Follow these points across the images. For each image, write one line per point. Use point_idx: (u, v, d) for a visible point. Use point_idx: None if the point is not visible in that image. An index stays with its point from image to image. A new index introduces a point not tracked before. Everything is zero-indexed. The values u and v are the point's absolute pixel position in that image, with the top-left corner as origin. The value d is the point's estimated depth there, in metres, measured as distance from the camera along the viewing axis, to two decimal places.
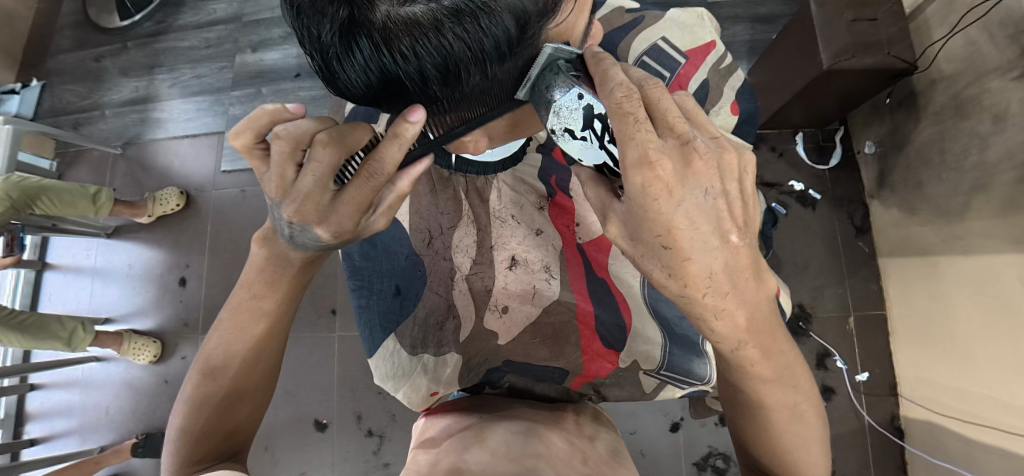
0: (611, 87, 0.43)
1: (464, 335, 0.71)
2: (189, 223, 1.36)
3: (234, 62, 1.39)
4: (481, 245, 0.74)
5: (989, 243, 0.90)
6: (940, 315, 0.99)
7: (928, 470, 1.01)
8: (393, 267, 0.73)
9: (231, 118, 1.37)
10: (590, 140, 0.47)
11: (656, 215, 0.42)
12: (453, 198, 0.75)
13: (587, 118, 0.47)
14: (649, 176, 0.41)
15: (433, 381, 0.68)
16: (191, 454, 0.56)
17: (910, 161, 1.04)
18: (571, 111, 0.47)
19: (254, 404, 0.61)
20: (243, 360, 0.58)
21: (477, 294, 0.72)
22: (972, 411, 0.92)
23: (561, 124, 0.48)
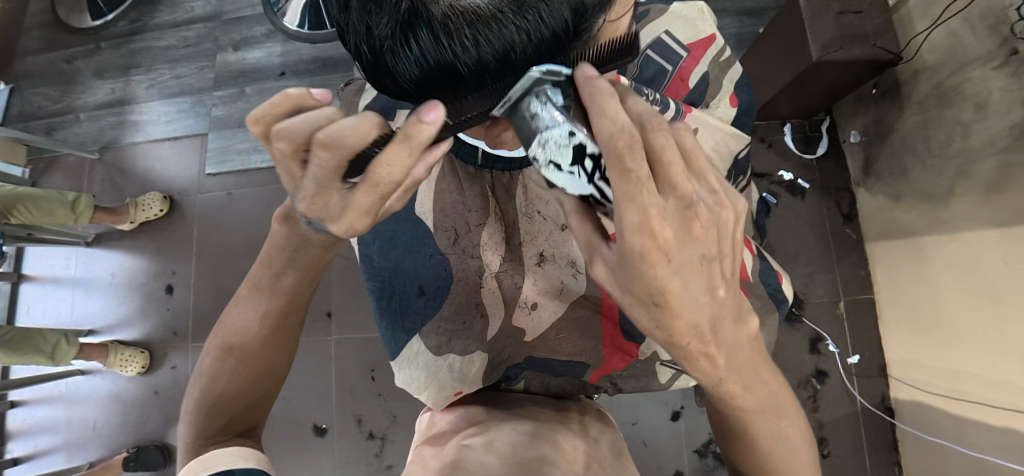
0: (607, 135, 0.38)
1: (494, 332, 0.70)
2: (174, 229, 1.32)
3: (216, 62, 1.35)
4: (509, 242, 0.70)
5: (974, 226, 0.93)
6: (929, 297, 1.02)
7: (919, 447, 1.04)
8: (417, 269, 0.70)
9: (215, 119, 1.33)
10: (578, 174, 0.43)
11: (652, 277, 0.40)
12: (480, 194, 0.70)
13: (576, 154, 0.42)
14: (649, 240, 0.39)
15: (456, 375, 0.68)
16: (209, 429, 0.55)
17: (895, 148, 1.07)
18: (559, 146, 0.42)
19: (272, 380, 0.60)
20: (262, 334, 0.57)
21: (506, 293, 0.70)
22: (960, 388, 0.95)
23: (546, 157, 0.43)
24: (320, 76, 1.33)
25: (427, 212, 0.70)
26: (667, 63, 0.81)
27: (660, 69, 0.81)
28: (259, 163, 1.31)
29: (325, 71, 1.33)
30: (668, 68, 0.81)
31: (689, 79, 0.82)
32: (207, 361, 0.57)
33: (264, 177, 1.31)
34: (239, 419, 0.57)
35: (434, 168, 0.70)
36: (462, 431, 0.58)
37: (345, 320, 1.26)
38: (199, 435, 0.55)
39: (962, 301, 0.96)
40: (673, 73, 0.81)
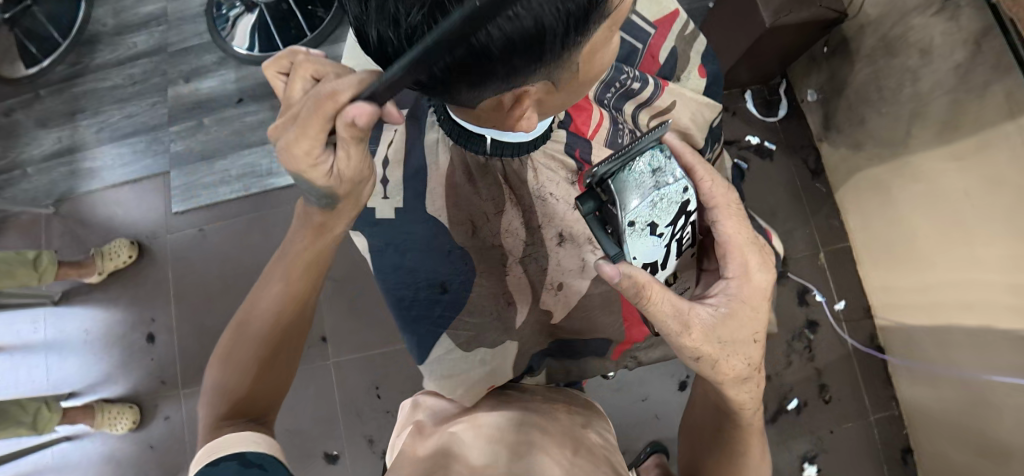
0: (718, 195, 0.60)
1: (523, 319, 0.72)
2: (147, 275, 1.26)
3: (168, 96, 1.31)
4: (529, 226, 0.71)
5: (934, 164, 0.98)
6: (901, 236, 1.08)
7: (911, 377, 1.10)
8: (437, 270, 0.69)
9: (175, 155, 1.28)
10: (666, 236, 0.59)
11: (757, 313, 0.57)
12: (495, 183, 0.69)
13: (677, 215, 0.58)
14: (765, 279, 0.58)
15: (485, 364, 0.69)
16: (224, 413, 0.55)
17: (851, 101, 1.13)
18: (670, 204, 0.56)
19: (280, 369, 0.61)
20: (266, 314, 0.60)
21: (533, 277, 0.72)
22: (939, 316, 1.01)
23: (651, 216, 0.56)
24: None
25: (439, 210, 0.69)
26: (637, 43, 0.82)
27: (632, 49, 0.82)
28: (228, 194, 1.28)
29: None
30: (639, 47, 0.82)
31: (659, 55, 0.84)
32: (225, 343, 0.61)
33: (235, 208, 1.28)
34: (247, 406, 0.57)
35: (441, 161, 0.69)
36: (459, 423, 0.58)
37: (341, 342, 1.23)
38: (214, 418, 0.55)
39: (931, 234, 1.01)
40: (644, 51, 0.83)
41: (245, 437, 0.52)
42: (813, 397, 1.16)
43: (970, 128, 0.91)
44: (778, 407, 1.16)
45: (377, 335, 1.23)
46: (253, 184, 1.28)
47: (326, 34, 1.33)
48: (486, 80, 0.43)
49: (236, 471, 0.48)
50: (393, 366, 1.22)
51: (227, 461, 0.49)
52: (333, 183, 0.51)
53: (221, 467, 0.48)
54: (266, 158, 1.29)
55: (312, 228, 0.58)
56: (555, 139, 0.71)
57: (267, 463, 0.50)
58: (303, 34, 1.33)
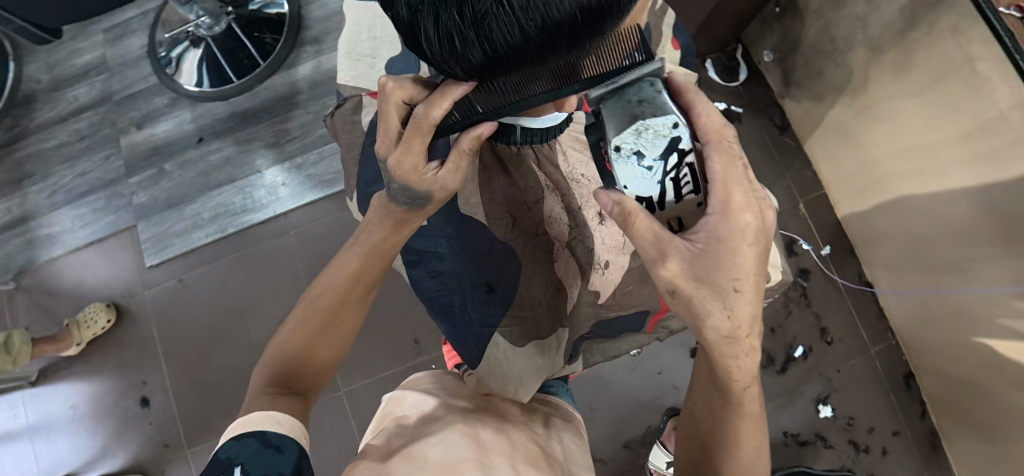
0: (704, 125, 0.51)
1: (574, 301, 0.73)
2: (129, 337, 1.20)
3: (121, 146, 1.27)
4: (570, 209, 0.71)
5: (895, 102, 1.01)
6: (872, 176, 1.12)
7: (901, 305, 1.15)
8: (484, 268, 0.70)
9: (140, 207, 1.24)
10: (655, 171, 0.51)
11: (739, 253, 0.48)
12: (530, 172, 0.70)
13: (667, 148, 0.50)
14: (750, 219, 0.48)
15: (539, 354, 0.70)
16: (271, 377, 0.58)
17: (807, 56, 1.17)
18: (656, 135, 0.50)
19: (334, 348, 0.64)
20: (335, 291, 0.63)
21: (581, 259, 0.72)
22: (918, 246, 1.05)
23: (635, 145, 0.50)
24: (242, 132, 1.28)
25: (476, 207, 0.71)
26: None
27: None
28: (203, 238, 1.24)
29: (246, 125, 1.28)
30: None
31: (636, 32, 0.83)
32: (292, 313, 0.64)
33: (213, 252, 1.24)
34: (293, 377, 0.59)
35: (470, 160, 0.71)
36: (440, 402, 0.65)
37: (347, 371, 1.22)
38: (262, 380, 0.57)
39: (897, 169, 1.05)
40: None
41: (271, 414, 0.51)
42: (816, 341, 1.22)
43: (924, 65, 0.93)
44: (786, 356, 1.22)
45: (383, 356, 1.22)
46: (229, 223, 1.24)
47: (281, 59, 1.29)
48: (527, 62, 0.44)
49: (257, 448, 0.48)
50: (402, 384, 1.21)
51: (249, 437, 0.49)
52: (436, 190, 0.59)
53: (244, 442, 0.48)
54: (238, 195, 1.25)
55: (392, 221, 0.64)
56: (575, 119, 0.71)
57: (286, 445, 0.49)
58: (257, 63, 1.28)
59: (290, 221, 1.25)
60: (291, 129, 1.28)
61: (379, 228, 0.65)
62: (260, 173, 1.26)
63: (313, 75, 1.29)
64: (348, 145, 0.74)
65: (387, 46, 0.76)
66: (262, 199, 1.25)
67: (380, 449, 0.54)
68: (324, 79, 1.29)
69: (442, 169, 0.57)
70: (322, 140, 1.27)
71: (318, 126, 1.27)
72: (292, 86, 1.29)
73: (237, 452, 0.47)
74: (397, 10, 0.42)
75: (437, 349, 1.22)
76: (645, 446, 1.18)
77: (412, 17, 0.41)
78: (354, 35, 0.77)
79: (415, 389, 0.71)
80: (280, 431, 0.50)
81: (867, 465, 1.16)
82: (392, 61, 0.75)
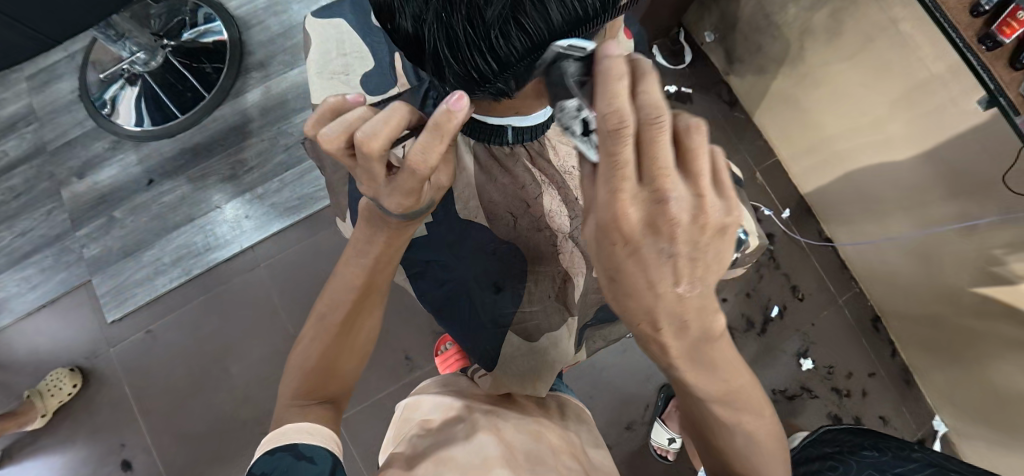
0: (598, 100, 0.35)
1: (581, 290, 0.74)
2: (98, 400, 1.13)
3: (63, 199, 1.20)
4: (567, 201, 0.73)
5: (833, 67, 1.06)
6: (821, 138, 1.18)
7: (859, 255, 1.24)
8: (491, 270, 0.73)
9: (93, 260, 1.18)
10: (592, 144, 0.41)
11: (610, 256, 0.39)
12: (526, 170, 0.72)
13: (583, 129, 0.42)
14: (633, 219, 0.37)
15: (552, 348, 0.73)
16: (299, 388, 0.62)
17: (745, 33, 1.23)
18: (572, 116, 0.43)
19: (354, 358, 0.66)
20: (347, 311, 0.62)
21: (584, 247, 0.73)
22: (870, 199, 1.13)
23: (565, 123, 0.44)
24: (194, 169, 1.22)
25: (474, 211, 0.73)
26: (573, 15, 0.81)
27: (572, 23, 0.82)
28: (167, 284, 1.18)
29: (198, 161, 1.23)
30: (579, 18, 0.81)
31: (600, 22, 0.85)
32: (309, 328, 0.64)
33: (180, 297, 1.18)
34: (318, 386, 0.62)
35: (466, 164, 0.72)
36: (457, 403, 0.67)
37: None
38: (291, 389, 0.62)
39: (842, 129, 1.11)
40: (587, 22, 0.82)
41: (302, 426, 0.56)
42: (789, 299, 1.28)
43: (853, 31, 0.98)
44: (764, 317, 1.28)
45: (376, 378, 1.20)
46: (193, 265, 1.19)
47: (227, 89, 1.24)
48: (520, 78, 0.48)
49: (291, 461, 0.52)
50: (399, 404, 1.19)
51: (283, 450, 0.53)
52: (436, 195, 0.56)
53: (278, 456, 0.53)
54: (199, 234, 1.20)
55: (389, 232, 0.58)
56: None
57: (318, 453, 0.53)
58: (201, 95, 1.23)
59: (259, 253, 1.20)
60: (247, 159, 1.23)
61: (373, 241, 0.59)
62: (220, 209, 1.21)
63: (263, 101, 1.25)
64: (336, 164, 0.77)
65: (358, 61, 0.80)
66: (226, 235, 1.20)
67: (405, 459, 0.55)
68: (275, 104, 1.25)
69: (435, 177, 0.54)
70: (281, 167, 1.23)
71: (275, 153, 1.23)
72: (242, 115, 1.24)
73: (275, 464, 0.52)
74: (406, 26, 0.45)
75: (430, 362, 1.21)
76: (647, 425, 1.21)
77: (418, 29, 0.45)
78: (323, 54, 0.80)
79: (430, 391, 0.72)
80: (311, 441, 0.55)
81: (851, 407, 1.23)
82: (366, 75, 0.79)
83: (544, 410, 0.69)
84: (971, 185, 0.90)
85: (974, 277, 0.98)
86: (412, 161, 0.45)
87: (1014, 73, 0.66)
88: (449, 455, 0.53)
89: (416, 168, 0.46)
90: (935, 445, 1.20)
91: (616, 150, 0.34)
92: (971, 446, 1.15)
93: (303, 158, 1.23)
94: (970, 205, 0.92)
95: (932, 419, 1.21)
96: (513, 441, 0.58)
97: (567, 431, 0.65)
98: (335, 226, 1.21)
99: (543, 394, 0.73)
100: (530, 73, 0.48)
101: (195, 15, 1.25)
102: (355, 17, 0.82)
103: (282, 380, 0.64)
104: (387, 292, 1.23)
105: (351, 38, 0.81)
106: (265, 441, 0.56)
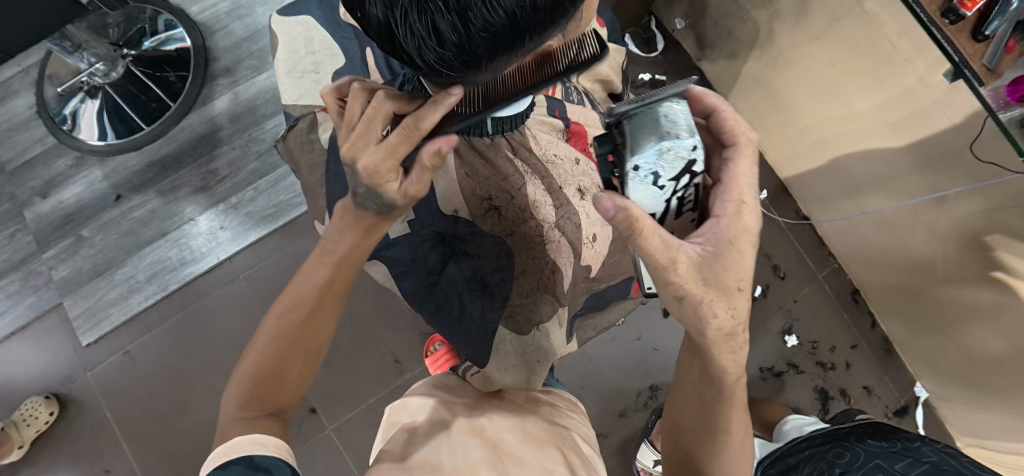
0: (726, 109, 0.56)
1: (570, 279, 0.76)
2: (79, 427, 1.10)
3: (27, 220, 1.16)
4: (551, 189, 0.76)
5: (800, 48, 1.06)
6: (792, 119, 1.18)
7: (834, 227, 1.26)
8: (476, 266, 0.75)
9: (63, 282, 1.15)
10: (667, 189, 0.54)
11: (746, 256, 0.53)
12: (507, 160, 0.75)
13: (681, 170, 0.54)
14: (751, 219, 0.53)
15: (544, 338, 0.76)
16: (245, 398, 0.59)
17: (714, 17, 1.23)
18: (674, 155, 0.53)
19: (304, 366, 0.64)
20: (306, 305, 0.62)
21: (571, 236, 0.75)
22: (842, 173, 1.14)
23: (652, 167, 0.53)
24: (165, 180, 1.19)
25: (457, 205, 0.75)
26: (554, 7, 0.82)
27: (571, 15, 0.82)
28: (142, 301, 1.15)
29: (168, 173, 1.19)
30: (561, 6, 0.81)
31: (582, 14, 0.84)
32: (264, 325, 0.63)
33: (157, 314, 1.15)
34: (267, 396, 0.60)
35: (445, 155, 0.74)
36: (445, 403, 0.64)
37: (330, 408, 1.16)
38: (237, 401, 0.59)
39: (811, 108, 1.12)
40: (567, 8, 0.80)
41: (255, 437, 0.54)
42: (771, 277, 1.31)
43: (820, 12, 0.97)
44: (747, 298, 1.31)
45: (364, 384, 1.18)
46: (170, 280, 1.15)
47: (192, 97, 1.20)
48: (486, 62, 0.49)
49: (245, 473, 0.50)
50: None
51: (236, 463, 0.51)
52: (401, 198, 0.59)
53: (230, 470, 0.50)
54: (174, 249, 1.17)
55: (365, 226, 0.62)
56: (537, 105, 0.77)
57: (275, 465, 0.51)
58: (166, 105, 1.19)
59: (237, 264, 1.17)
60: (219, 168, 1.20)
61: (346, 237, 0.63)
62: (193, 221, 1.18)
63: (232, 108, 1.21)
64: (311, 166, 0.78)
65: (329, 58, 0.80)
66: (201, 248, 1.17)
67: (396, 464, 0.53)
68: (244, 110, 1.21)
69: (407, 181, 0.58)
70: (255, 175, 1.20)
71: (247, 161, 1.20)
72: (211, 124, 1.21)
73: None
74: (372, 12, 0.46)
75: (420, 363, 1.20)
76: (640, 411, 1.22)
77: (389, 15, 0.44)
78: (292, 52, 0.79)
79: (417, 393, 0.70)
80: (264, 452, 0.52)
81: (836, 380, 1.27)
82: (338, 73, 0.79)
83: (533, 406, 0.68)
84: (940, 157, 0.91)
85: (949, 246, 1.00)
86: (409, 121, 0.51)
87: (977, 45, 0.66)
88: (439, 459, 0.51)
89: (411, 127, 0.51)
90: (917, 412, 1.24)
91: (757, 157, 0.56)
92: (950, 407, 1.20)
93: (277, 165, 1.20)
94: (940, 176, 0.93)
95: (913, 386, 1.25)
96: (499, 440, 0.56)
97: (557, 429, 0.63)
98: (313, 234, 1.18)
99: (538, 387, 0.76)
100: (496, 58, 0.49)
101: (154, 22, 1.20)
102: (324, 13, 0.81)
103: (229, 384, 0.61)
104: (370, 297, 1.21)
105: (320, 34, 0.80)
106: (211, 456, 0.52)
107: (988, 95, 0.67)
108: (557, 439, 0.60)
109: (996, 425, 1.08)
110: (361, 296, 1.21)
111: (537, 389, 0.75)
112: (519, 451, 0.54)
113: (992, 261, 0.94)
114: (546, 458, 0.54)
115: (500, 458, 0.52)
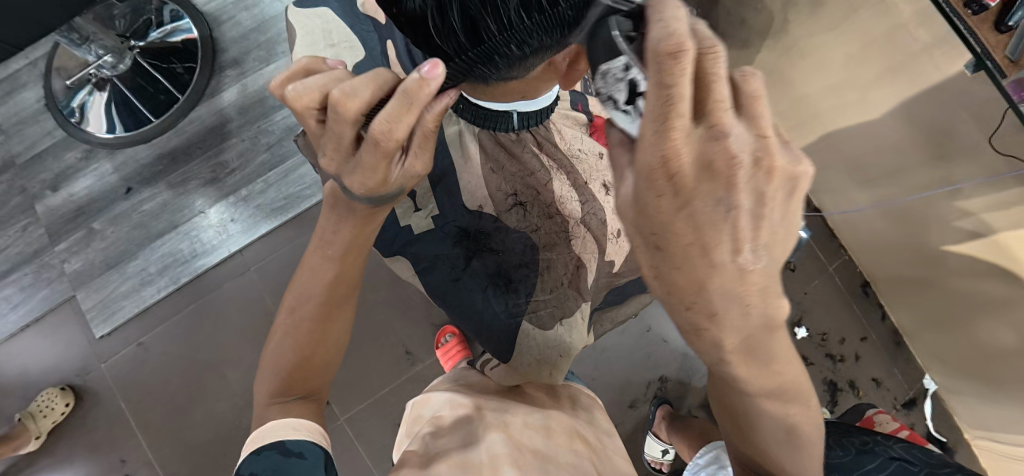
0: (653, 26, 0.35)
1: (593, 274, 0.77)
2: (94, 419, 1.12)
3: (38, 213, 1.16)
4: (576, 184, 0.76)
5: (814, 38, 1.04)
6: None
7: (844, 220, 1.25)
8: (501, 262, 0.76)
9: (76, 274, 1.15)
10: (632, 114, 0.39)
11: (656, 212, 0.38)
12: (533, 154, 0.75)
13: (630, 91, 0.39)
14: (687, 150, 0.35)
15: (567, 333, 0.76)
16: (275, 387, 0.61)
17: (728, 6, 1.18)
18: (614, 76, 0.41)
19: (327, 352, 0.65)
20: (321, 296, 0.62)
21: (596, 231, 0.76)
22: (851, 165, 1.13)
23: (606, 90, 0.41)
24: (174, 174, 1.18)
25: (482, 201, 0.75)
26: None
27: None
28: (155, 294, 1.15)
29: (178, 166, 1.19)
30: None
31: None
32: (286, 314, 0.63)
33: (170, 306, 1.15)
34: (298, 382, 0.62)
35: (472, 153, 0.74)
36: (468, 399, 0.64)
37: (343, 399, 1.17)
38: (268, 389, 0.61)
39: (826, 99, 1.07)
40: None
41: (287, 422, 0.56)
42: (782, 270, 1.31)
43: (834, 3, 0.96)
44: None
45: (377, 375, 1.19)
46: (181, 273, 1.16)
47: (201, 89, 1.19)
48: (515, 52, 0.48)
49: (279, 458, 0.52)
50: (403, 399, 1.18)
51: (270, 448, 0.53)
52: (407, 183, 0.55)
53: (264, 455, 0.52)
54: (184, 241, 1.17)
55: (357, 217, 0.58)
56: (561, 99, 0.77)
57: (307, 449, 0.54)
58: (174, 97, 1.19)
59: (247, 257, 1.17)
60: (229, 160, 1.19)
61: (345, 225, 0.59)
62: (203, 214, 1.18)
63: (239, 101, 1.21)
64: None
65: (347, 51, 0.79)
66: (211, 241, 1.17)
67: (421, 458, 0.53)
68: (253, 102, 1.21)
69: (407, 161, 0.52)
70: (263, 167, 1.19)
71: (256, 153, 1.20)
72: (220, 116, 1.20)
73: (261, 462, 0.51)
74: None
75: (432, 354, 1.20)
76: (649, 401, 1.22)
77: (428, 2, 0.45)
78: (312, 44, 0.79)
79: (440, 388, 0.71)
80: (298, 437, 0.55)
81: (847, 371, 1.27)
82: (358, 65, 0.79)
83: (555, 400, 0.68)
84: (956, 148, 0.91)
85: (962, 239, 0.99)
86: (378, 134, 0.44)
87: (1001, 36, 0.64)
88: (466, 453, 0.51)
89: (382, 141, 0.45)
90: (925, 403, 1.25)
91: (673, 77, 0.33)
92: (960, 399, 1.19)
93: (287, 156, 1.20)
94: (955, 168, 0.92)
95: (923, 378, 1.26)
96: (524, 438, 0.55)
97: (578, 421, 0.64)
98: None
99: (559, 382, 0.75)
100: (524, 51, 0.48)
101: (160, 12, 1.19)
102: (341, 5, 0.80)
103: (258, 373, 0.64)
104: (382, 288, 1.21)
105: (338, 27, 0.80)
106: (249, 440, 0.55)
107: (1009, 86, 0.62)
108: (581, 433, 0.60)
109: (1007, 418, 1.08)
110: (373, 288, 1.21)
111: (560, 382, 0.74)
112: (542, 445, 0.54)
113: (1004, 253, 0.94)
114: (571, 451, 0.54)
115: (522, 450, 0.53)
